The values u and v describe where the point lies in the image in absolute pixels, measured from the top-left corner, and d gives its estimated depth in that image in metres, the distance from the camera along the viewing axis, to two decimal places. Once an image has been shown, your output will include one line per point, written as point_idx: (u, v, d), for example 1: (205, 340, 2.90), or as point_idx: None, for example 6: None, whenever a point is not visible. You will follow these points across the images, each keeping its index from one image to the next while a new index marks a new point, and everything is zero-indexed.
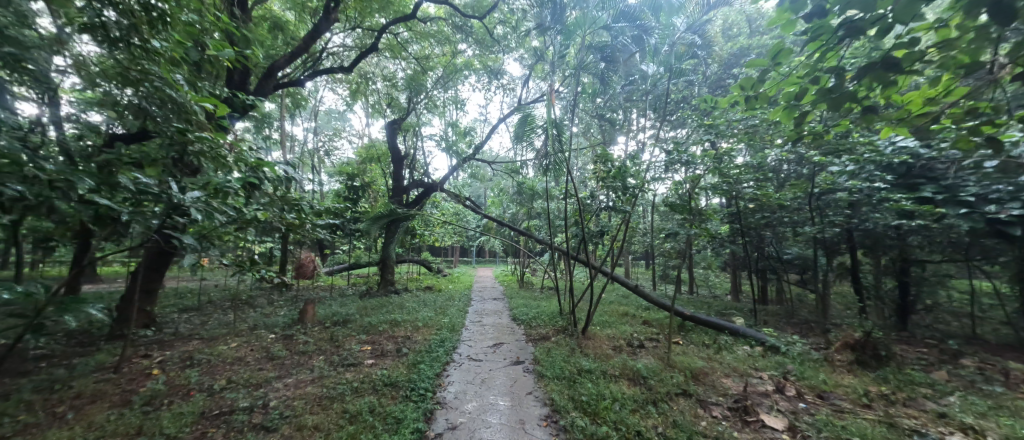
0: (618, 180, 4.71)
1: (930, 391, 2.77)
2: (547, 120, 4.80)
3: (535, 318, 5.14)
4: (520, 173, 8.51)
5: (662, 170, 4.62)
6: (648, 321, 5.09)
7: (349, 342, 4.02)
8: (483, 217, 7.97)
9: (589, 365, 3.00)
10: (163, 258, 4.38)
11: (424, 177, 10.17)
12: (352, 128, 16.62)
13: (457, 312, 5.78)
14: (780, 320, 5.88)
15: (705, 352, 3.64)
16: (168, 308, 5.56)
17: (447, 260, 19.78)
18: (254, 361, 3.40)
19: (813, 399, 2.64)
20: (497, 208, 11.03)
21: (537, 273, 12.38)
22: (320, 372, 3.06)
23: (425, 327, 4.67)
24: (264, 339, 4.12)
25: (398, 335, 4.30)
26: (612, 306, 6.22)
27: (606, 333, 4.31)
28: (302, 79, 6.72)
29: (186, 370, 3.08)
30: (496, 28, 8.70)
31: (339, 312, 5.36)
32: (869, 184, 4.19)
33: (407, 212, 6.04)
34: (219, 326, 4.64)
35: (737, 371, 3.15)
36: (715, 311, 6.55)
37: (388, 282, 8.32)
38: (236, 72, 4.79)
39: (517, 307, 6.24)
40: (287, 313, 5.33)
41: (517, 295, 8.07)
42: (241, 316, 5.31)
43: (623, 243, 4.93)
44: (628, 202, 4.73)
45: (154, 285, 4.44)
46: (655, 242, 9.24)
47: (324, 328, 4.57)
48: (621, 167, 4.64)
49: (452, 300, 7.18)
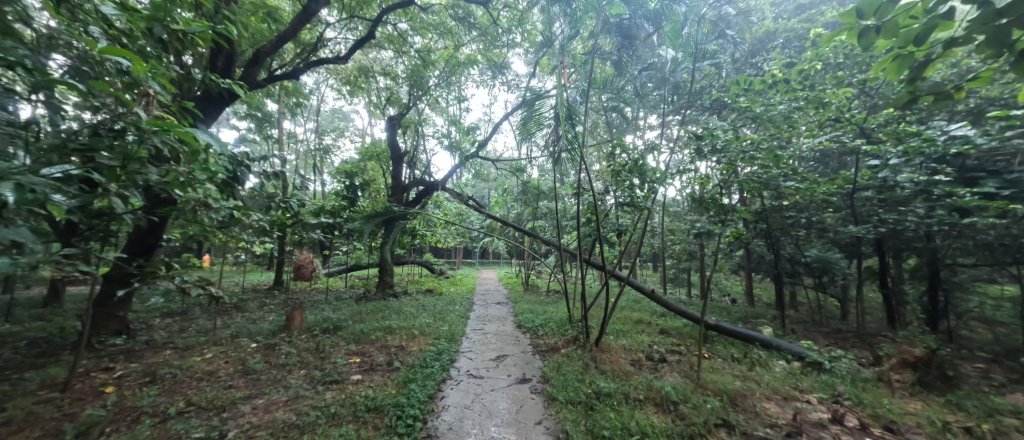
0: (634, 174, 4.24)
1: (1022, 422, 2.29)
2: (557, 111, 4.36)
3: (542, 325, 4.71)
4: (525, 171, 8.11)
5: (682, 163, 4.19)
6: (666, 330, 4.65)
7: (336, 353, 3.62)
8: (486, 217, 7.56)
9: (607, 385, 2.57)
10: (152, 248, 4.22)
11: (425, 175, 9.78)
12: (353, 127, 16.33)
13: (458, 317, 5.36)
14: (809, 328, 5.39)
15: (739, 369, 3.20)
16: (150, 313, 5.21)
17: (450, 261, 19.46)
18: (226, 377, 3.00)
19: (881, 432, 2.19)
20: (501, 208, 10.62)
21: (542, 275, 11.97)
22: (296, 391, 2.65)
23: (422, 336, 4.26)
24: (244, 349, 3.73)
25: (391, 345, 3.90)
26: (624, 312, 5.76)
27: (621, 344, 3.88)
28: (296, 70, 6.37)
29: (144, 388, 2.70)
30: (501, 19, 8.30)
31: (330, 317, 4.98)
32: (920, 179, 3.71)
33: (404, 211, 5.64)
34: (198, 333, 4.25)
35: (780, 394, 2.70)
36: (736, 318, 6.06)
37: (387, 285, 7.97)
38: (220, 57, 4.44)
39: (521, 313, 5.82)
40: (275, 319, 4.95)
41: (522, 299, 7.66)
42: (225, 322, 4.94)
43: (640, 245, 4.48)
44: (647, 198, 4.24)
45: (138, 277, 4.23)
46: (668, 244, 8.76)
47: (311, 336, 4.19)
48: (638, 159, 4.16)
49: (453, 304, 6.78)
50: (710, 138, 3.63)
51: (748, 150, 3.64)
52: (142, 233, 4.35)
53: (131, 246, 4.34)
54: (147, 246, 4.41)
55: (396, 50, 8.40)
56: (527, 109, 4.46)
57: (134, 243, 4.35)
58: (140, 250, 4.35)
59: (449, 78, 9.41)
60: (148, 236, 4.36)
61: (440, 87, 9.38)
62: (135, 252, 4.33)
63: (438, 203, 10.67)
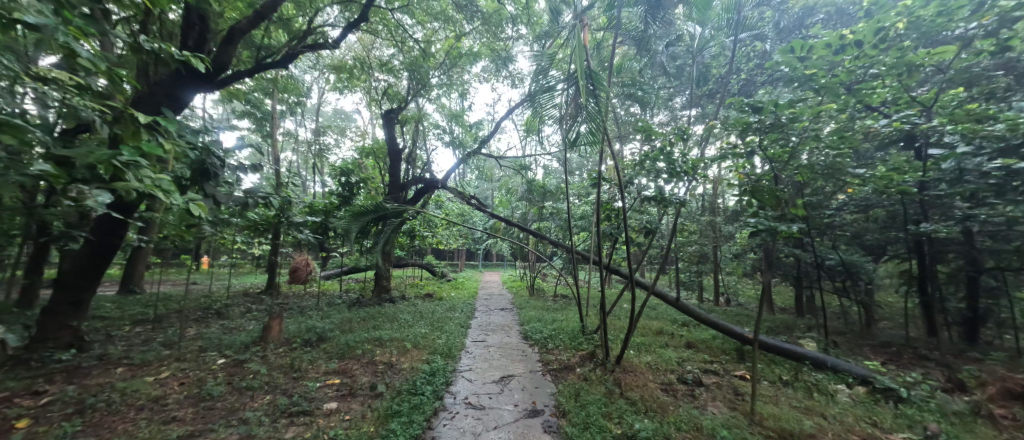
0: (662, 162, 3.67)
1: None
2: (568, 98, 3.81)
3: (552, 337, 4.17)
4: (531, 167, 7.59)
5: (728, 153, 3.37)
6: (693, 343, 4.08)
7: (313, 372, 3.10)
8: (489, 217, 7.04)
9: (642, 426, 2.00)
10: (107, 243, 3.64)
11: (424, 173, 9.27)
12: (353, 125, 15.89)
13: (457, 327, 4.83)
14: (852, 341, 4.80)
15: (795, 398, 2.63)
16: (119, 321, 4.74)
17: (452, 263, 19.03)
18: (174, 405, 2.48)
19: None
20: (504, 208, 10.09)
21: (548, 278, 11.46)
22: (248, 429, 2.12)
23: (415, 349, 3.74)
24: (207, 366, 3.21)
25: (379, 362, 3.37)
26: (641, 321, 5.21)
27: (645, 361, 3.32)
28: (284, 57, 5.94)
29: (63, 422, 2.18)
30: (506, 7, 7.76)
31: (315, 326, 4.47)
32: (1007, 166, 3.11)
33: (398, 211, 5.12)
34: (162, 346, 3.74)
35: (861, 435, 2.12)
36: (765, 329, 5.47)
37: (383, 290, 7.46)
38: (192, 35, 3.96)
39: (527, 322, 5.28)
40: (253, 329, 4.43)
41: (528, 304, 7.15)
42: (198, 331, 4.44)
43: (669, 245, 3.89)
44: (677, 191, 3.68)
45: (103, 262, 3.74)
46: (684, 246, 8.17)
47: (289, 349, 3.67)
48: (667, 146, 3.60)
49: (452, 310, 6.26)
50: (766, 112, 2.86)
51: (813, 128, 2.92)
52: (102, 230, 3.53)
53: (89, 243, 3.56)
54: (109, 243, 3.63)
55: (393, 40, 7.89)
56: (532, 104, 3.93)
57: (93, 241, 3.56)
58: (103, 249, 3.60)
59: (450, 71, 8.89)
60: (111, 234, 3.57)
61: (441, 80, 8.89)
62: (95, 251, 3.57)
63: (439, 203, 10.13)
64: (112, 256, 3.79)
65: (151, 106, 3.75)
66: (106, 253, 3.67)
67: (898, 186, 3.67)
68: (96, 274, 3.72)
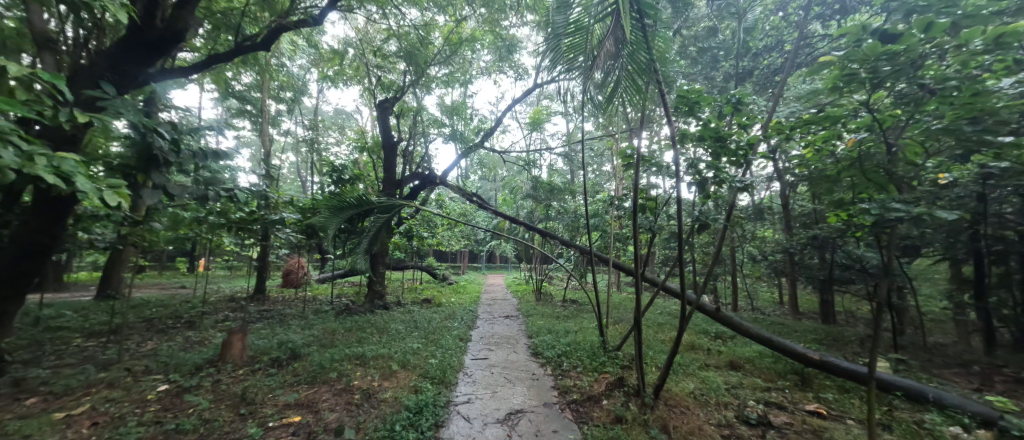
0: (706, 144, 2.79)
1: None
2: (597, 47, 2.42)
3: (567, 355, 3.49)
4: (536, 161, 6.94)
5: (803, 126, 2.44)
6: (738, 362, 3.39)
7: (267, 407, 2.43)
8: (492, 216, 6.38)
9: None
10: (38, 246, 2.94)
11: (422, 170, 8.62)
12: (352, 123, 15.33)
13: (454, 340, 4.16)
14: (921, 357, 4.07)
15: None
16: (70, 334, 4.17)
17: (455, 265, 18.45)
18: None
19: None
20: (509, 207, 9.42)
21: (554, 282, 10.80)
22: None
23: (402, 372, 3.07)
24: (138, 397, 2.58)
25: (355, 389, 2.71)
26: (668, 334, 4.49)
27: (687, 390, 2.62)
28: (265, 36, 5.37)
29: None
30: None
31: (287, 340, 3.84)
32: None
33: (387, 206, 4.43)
34: (97, 367, 3.13)
35: None
36: (811, 342, 4.75)
37: (376, 296, 6.78)
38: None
39: (536, 334, 4.60)
40: (217, 343, 3.81)
41: (534, 312, 6.49)
42: (154, 346, 3.83)
43: (717, 247, 3.00)
44: (732, 175, 2.69)
45: (33, 268, 3.04)
46: (707, 248, 7.42)
47: (249, 373, 3.03)
48: (713, 120, 2.71)
49: (451, 319, 5.61)
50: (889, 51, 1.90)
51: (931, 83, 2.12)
52: (26, 230, 2.85)
53: (11, 247, 2.85)
54: (38, 246, 2.95)
55: (386, 23, 7.24)
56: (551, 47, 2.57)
57: (15, 244, 2.85)
58: (28, 254, 2.91)
59: (449, 61, 8.24)
60: (39, 235, 2.89)
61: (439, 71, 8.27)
62: (18, 256, 2.88)
63: (439, 202, 9.50)
64: (43, 260, 3.09)
65: (91, 79, 3.10)
66: (34, 258, 2.99)
67: (999, 170, 2.95)
68: (22, 286, 3.04)
